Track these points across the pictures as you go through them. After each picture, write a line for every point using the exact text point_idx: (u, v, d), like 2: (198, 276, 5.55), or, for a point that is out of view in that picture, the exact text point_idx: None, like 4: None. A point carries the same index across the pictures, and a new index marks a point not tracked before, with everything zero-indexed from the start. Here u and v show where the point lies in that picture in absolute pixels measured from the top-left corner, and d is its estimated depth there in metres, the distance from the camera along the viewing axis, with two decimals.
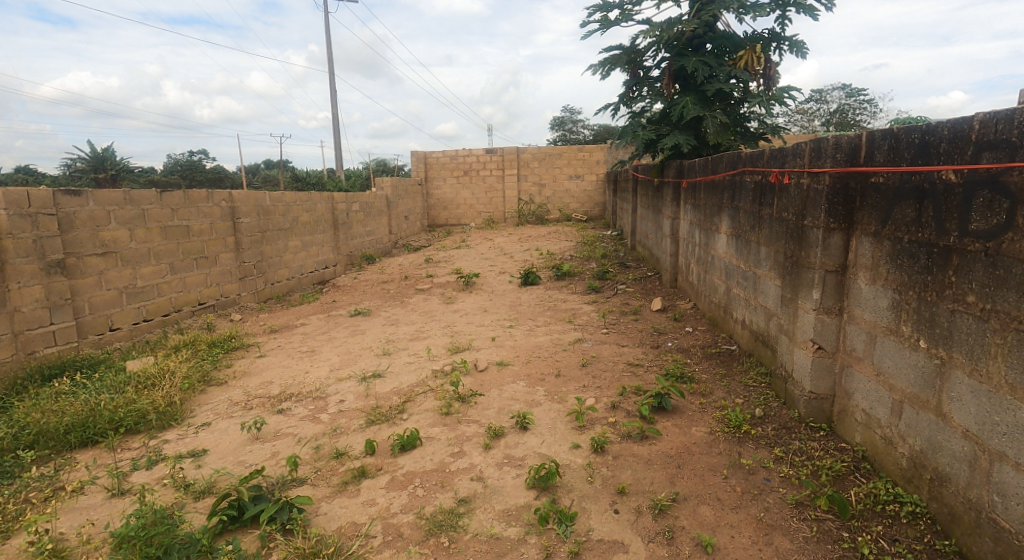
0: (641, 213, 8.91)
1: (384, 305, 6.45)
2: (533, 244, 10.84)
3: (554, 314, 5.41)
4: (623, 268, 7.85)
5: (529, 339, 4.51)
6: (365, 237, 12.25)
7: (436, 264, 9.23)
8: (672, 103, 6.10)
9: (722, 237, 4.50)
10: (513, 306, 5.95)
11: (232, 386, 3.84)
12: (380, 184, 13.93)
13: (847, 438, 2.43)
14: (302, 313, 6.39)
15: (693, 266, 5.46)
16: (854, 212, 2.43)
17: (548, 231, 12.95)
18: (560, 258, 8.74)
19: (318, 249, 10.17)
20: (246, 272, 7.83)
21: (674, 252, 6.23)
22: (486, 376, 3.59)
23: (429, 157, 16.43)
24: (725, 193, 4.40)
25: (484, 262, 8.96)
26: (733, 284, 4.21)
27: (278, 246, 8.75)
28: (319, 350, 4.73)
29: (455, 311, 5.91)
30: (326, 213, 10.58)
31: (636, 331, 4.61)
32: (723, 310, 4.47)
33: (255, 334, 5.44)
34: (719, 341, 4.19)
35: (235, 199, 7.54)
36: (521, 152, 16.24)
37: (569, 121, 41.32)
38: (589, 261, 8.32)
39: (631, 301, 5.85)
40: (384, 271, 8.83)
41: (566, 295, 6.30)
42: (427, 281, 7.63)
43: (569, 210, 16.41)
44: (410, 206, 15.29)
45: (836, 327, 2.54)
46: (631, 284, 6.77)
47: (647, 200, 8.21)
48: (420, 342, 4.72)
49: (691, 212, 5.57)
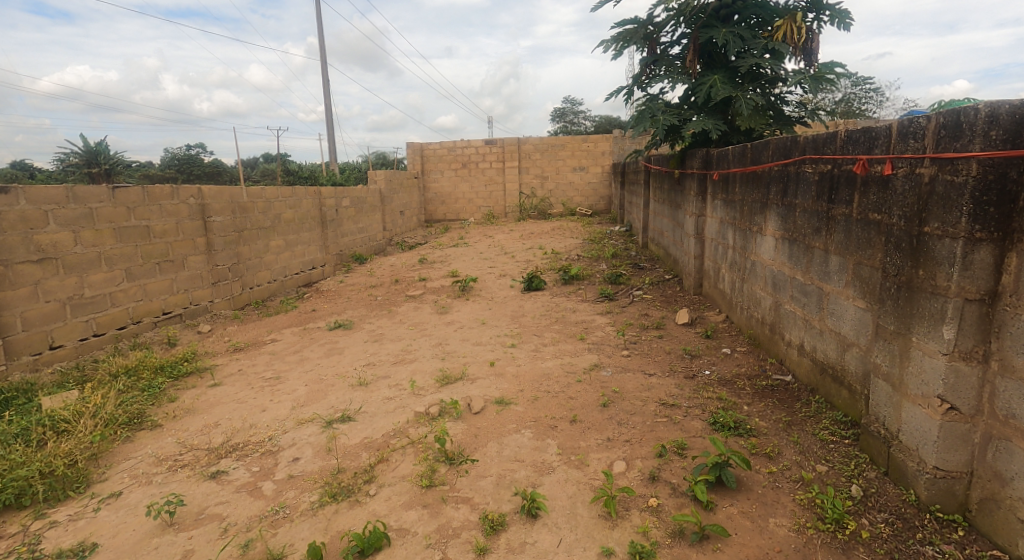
0: (655, 207, 8.13)
1: (368, 315, 5.71)
2: (536, 241, 10.10)
3: (564, 330, 4.66)
4: (638, 270, 7.09)
5: (535, 364, 3.77)
6: (356, 235, 11.50)
7: (431, 265, 8.49)
8: (697, 84, 5.35)
9: (767, 239, 3.74)
10: (516, 319, 5.20)
11: (167, 430, 3.09)
12: (374, 178, 13.17)
13: (1002, 542, 1.71)
14: (276, 325, 5.64)
15: (725, 272, 4.72)
16: (1014, 216, 1.68)
17: (552, 227, 12.20)
18: (566, 258, 7.99)
19: (304, 250, 9.43)
20: (221, 277, 7.08)
21: (699, 255, 5.47)
22: (483, 422, 2.84)
23: (426, 149, 15.63)
24: (774, 186, 3.62)
25: (484, 263, 8.20)
26: (785, 299, 3.45)
27: (257, 246, 8.01)
28: (287, 376, 3.99)
29: (449, 325, 5.15)
30: (314, 211, 9.83)
31: (664, 354, 3.86)
32: (768, 328, 3.71)
33: (216, 352, 4.70)
34: (769, 368, 3.44)
35: (205, 195, 6.76)
36: (523, 143, 15.43)
37: (570, 112, 40.43)
38: (599, 262, 7.56)
39: (651, 312, 5.10)
40: (375, 274, 8.09)
41: (575, 304, 5.54)
42: (420, 286, 6.88)
43: (573, 204, 15.64)
44: (406, 200, 14.54)
45: (977, 379, 1.78)
46: (649, 289, 6.02)
47: (664, 194, 7.44)
48: (406, 367, 3.97)
49: (722, 209, 4.80)
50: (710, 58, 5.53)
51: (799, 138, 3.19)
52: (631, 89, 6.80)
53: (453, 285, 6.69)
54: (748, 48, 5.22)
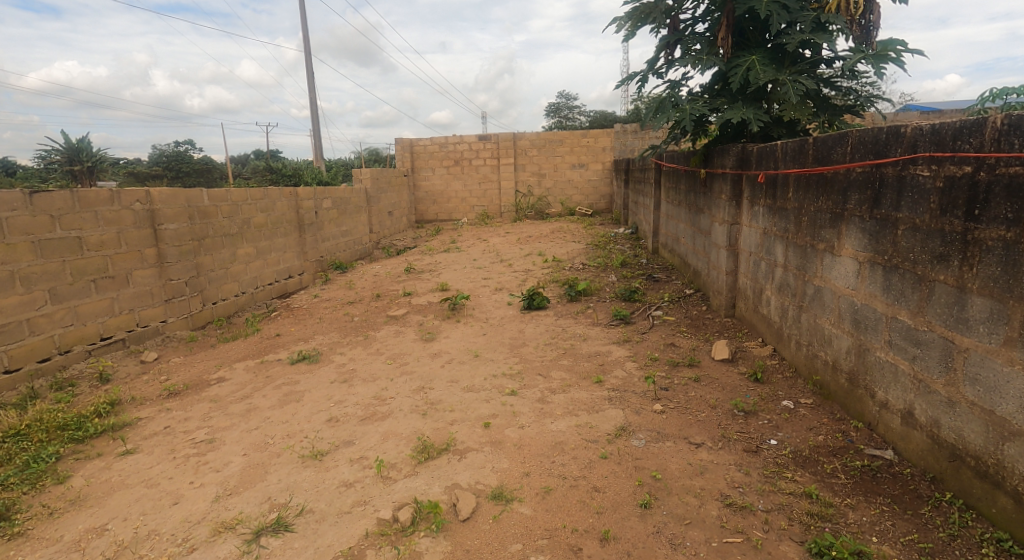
0: (672, 210, 7.29)
1: (340, 343, 4.83)
2: (535, 246, 9.24)
3: (575, 369, 3.80)
4: (654, 283, 6.26)
5: (543, 426, 2.92)
6: (339, 239, 10.60)
7: (419, 275, 7.61)
8: (730, 67, 4.49)
9: (843, 261, 2.90)
10: (516, 351, 4.32)
11: (30, 541, 2.21)
12: (359, 177, 12.26)
13: None
14: (229, 354, 4.74)
15: (772, 295, 3.88)
16: None
17: (550, 229, 11.35)
18: (569, 268, 7.13)
19: (279, 258, 8.55)
20: (176, 292, 6.17)
21: (733, 271, 4.64)
22: (473, 540, 2.01)
23: (415, 145, 14.72)
24: (856, 191, 2.79)
25: (478, 273, 7.33)
26: (875, 343, 2.61)
27: (222, 255, 7.10)
28: (224, 438, 3.10)
29: (435, 358, 4.27)
30: (290, 214, 8.94)
31: (708, 409, 3.01)
32: (845, 376, 2.87)
33: (144, 396, 3.77)
34: (853, 435, 2.60)
35: (154, 199, 5.85)
36: (518, 138, 14.56)
37: (565, 107, 39.60)
38: (608, 274, 6.69)
39: (679, 341, 4.26)
40: (354, 286, 7.20)
41: (586, 331, 4.68)
42: (405, 303, 6.01)
43: (572, 203, 14.79)
44: (394, 199, 13.64)
45: None
46: (670, 309, 5.19)
47: (683, 195, 6.59)
48: (378, 425, 3.09)
49: (767, 217, 3.97)
50: (744, 36, 4.66)
51: (905, 129, 2.36)
52: (647, 77, 5.95)
53: (442, 301, 5.82)
54: (792, 22, 4.34)
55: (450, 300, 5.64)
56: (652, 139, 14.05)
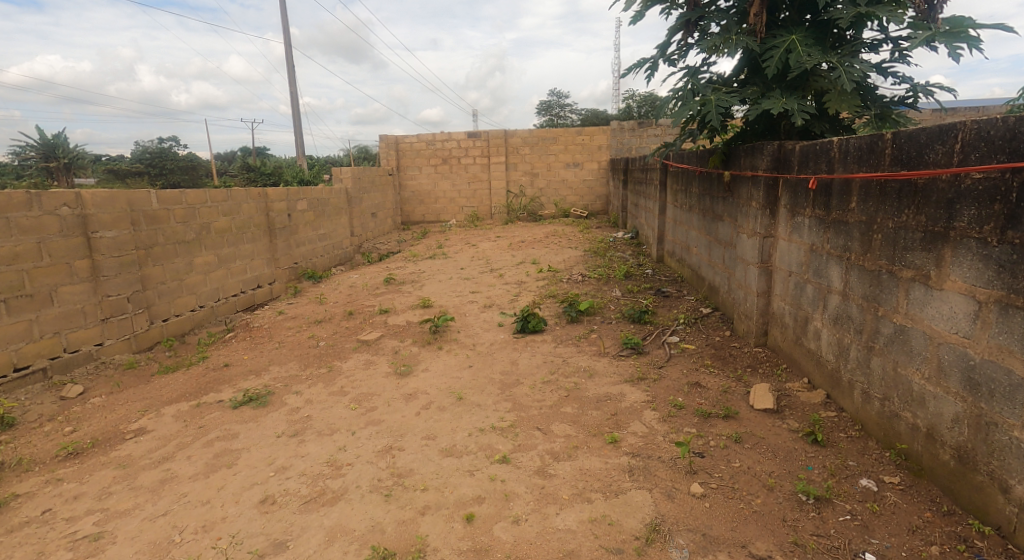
0: (683, 217, 6.57)
1: (298, 378, 4.04)
2: (528, 253, 8.50)
3: (582, 422, 3.05)
4: (665, 301, 5.54)
5: (546, 519, 2.19)
6: (315, 244, 9.81)
7: (400, 287, 6.84)
8: (764, 49, 3.76)
9: (948, 298, 2.17)
10: (508, 392, 3.58)
11: None
12: (339, 175, 11.44)
13: None
14: (163, 391, 3.94)
15: (824, 327, 3.16)
16: None
17: (544, 233, 10.62)
18: (568, 280, 6.40)
19: (245, 267, 7.73)
20: (117, 310, 5.33)
21: (766, 293, 3.93)
22: None
23: (401, 143, 13.94)
24: (970, 204, 2.06)
25: (465, 287, 6.57)
26: (1010, 420, 1.90)
27: (174, 265, 6.28)
28: (116, 533, 2.32)
29: (410, 403, 3.52)
30: (258, 218, 8.11)
31: (762, 494, 2.28)
32: (950, 453, 2.14)
33: (35, 456, 2.98)
34: (980, 547, 1.92)
35: (86, 202, 5.02)
36: (509, 135, 13.80)
37: (557, 105, 38.89)
38: (611, 289, 5.97)
39: (705, 381, 3.53)
40: (327, 300, 6.43)
41: (592, 364, 3.94)
42: (380, 324, 5.24)
43: (567, 204, 14.05)
44: (378, 200, 12.84)
45: None
46: (687, 336, 4.47)
47: (697, 199, 5.86)
48: (324, 512, 2.34)
49: (816, 230, 3.25)
50: (778, 13, 3.93)
51: None
52: (657, 67, 5.21)
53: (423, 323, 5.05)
54: None
55: (431, 322, 4.89)
56: (651, 137, 13.34)
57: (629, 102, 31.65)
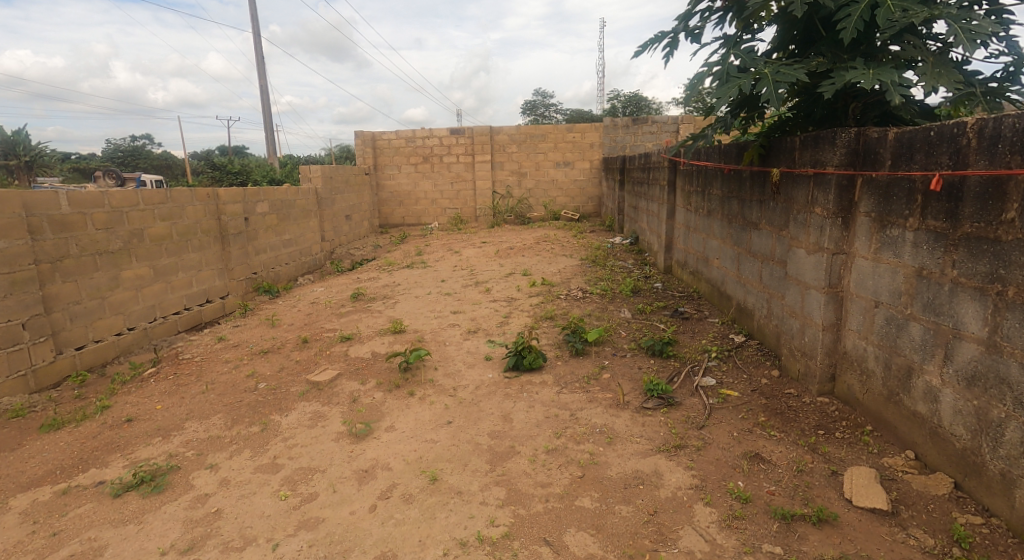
0: (700, 223, 5.66)
1: (218, 440, 3.04)
2: (518, 262, 7.56)
3: (612, 532, 2.14)
4: (685, 326, 4.63)
5: None
6: (278, 250, 8.77)
7: (369, 306, 5.84)
8: (838, 7, 2.84)
9: None
10: (500, 467, 2.63)
11: None
12: (308, 175, 10.39)
13: None
14: (27, 460, 2.92)
15: (941, 385, 2.25)
16: None
17: (534, 238, 9.70)
18: (566, 298, 5.48)
19: (189, 280, 6.70)
20: (7, 340, 4.33)
21: (834, 326, 3.01)
22: None
23: (378, 139, 12.92)
24: None
25: (444, 306, 5.60)
26: None
27: (94, 280, 5.23)
28: None
29: (364, 488, 2.54)
30: (206, 222, 7.06)
31: None
32: None
33: None
34: None
35: None
36: (495, 132, 12.83)
37: (542, 105, 38.00)
38: (618, 310, 5.07)
39: (766, 452, 2.61)
40: (280, 322, 5.41)
41: (609, 422, 3.00)
42: (339, 359, 4.25)
43: (557, 206, 13.12)
44: (353, 201, 11.80)
45: None
46: (724, 376, 3.55)
47: (720, 203, 4.99)
48: None
49: (928, 249, 2.35)
50: None
51: None
52: (675, 44, 4.28)
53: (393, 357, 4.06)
54: None
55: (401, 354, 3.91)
56: (645, 135, 12.50)
57: (615, 102, 30.87)
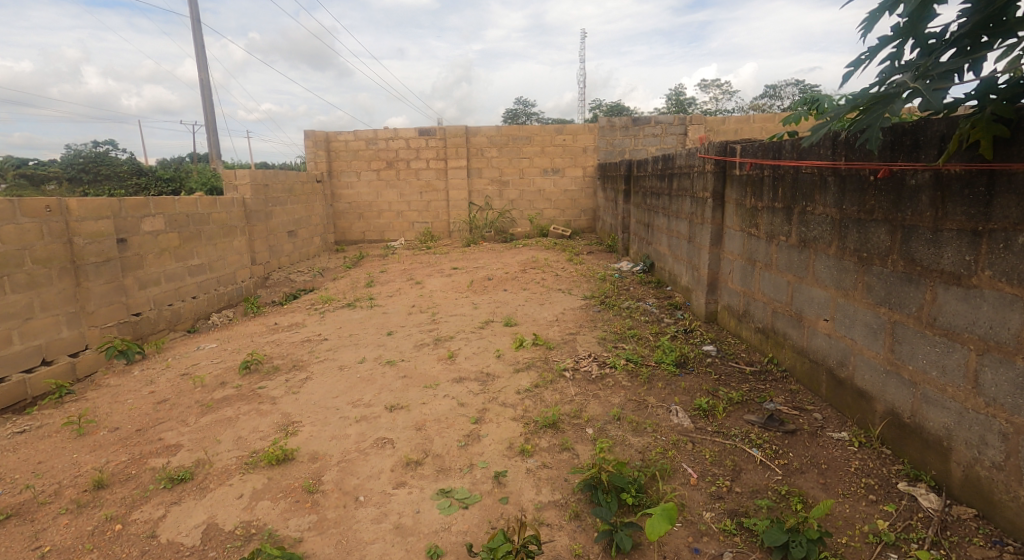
0: (781, 258, 3.62)
1: None
2: (501, 302, 5.47)
3: None
4: (800, 458, 2.54)
5: None
6: (179, 281, 6.56)
7: (261, 388, 3.69)
8: None
9: None
10: None
11: None
12: (233, 181, 8.13)
13: None
14: None
15: None
16: None
17: (521, 263, 7.63)
18: (575, 382, 3.41)
19: (6, 335, 4.49)
20: None
21: None
22: None
23: (331, 140, 10.75)
24: None
25: (377, 393, 3.45)
26: None
27: None
28: None
29: None
30: (44, 248, 4.84)
31: None
32: None
33: None
34: None
35: None
36: (471, 133, 10.76)
37: (524, 113, 36.19)
38: (667, 408, 3.03)
39: None
40: (98, 427, 3.23)
41: None
42: (131, 551, 2.10)
43: (545, 220, 11.07)
44: (297, 213, 9.60)
45: None
46: None
47: (837, 228, 2.98)
48: None
49: None
50: None
51: None
52: None
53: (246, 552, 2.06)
54: None
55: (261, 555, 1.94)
56: (647, 138, 10.49)
57: (599, 112, 29.22)
